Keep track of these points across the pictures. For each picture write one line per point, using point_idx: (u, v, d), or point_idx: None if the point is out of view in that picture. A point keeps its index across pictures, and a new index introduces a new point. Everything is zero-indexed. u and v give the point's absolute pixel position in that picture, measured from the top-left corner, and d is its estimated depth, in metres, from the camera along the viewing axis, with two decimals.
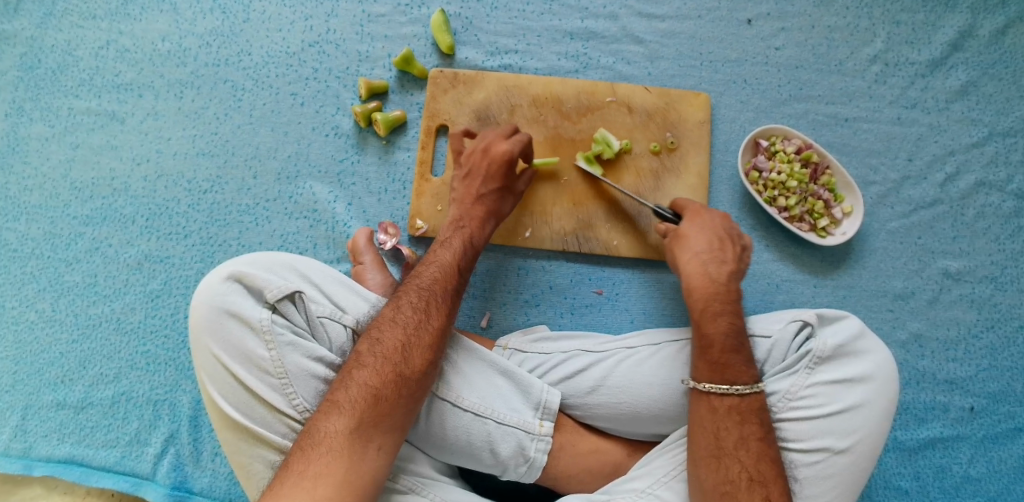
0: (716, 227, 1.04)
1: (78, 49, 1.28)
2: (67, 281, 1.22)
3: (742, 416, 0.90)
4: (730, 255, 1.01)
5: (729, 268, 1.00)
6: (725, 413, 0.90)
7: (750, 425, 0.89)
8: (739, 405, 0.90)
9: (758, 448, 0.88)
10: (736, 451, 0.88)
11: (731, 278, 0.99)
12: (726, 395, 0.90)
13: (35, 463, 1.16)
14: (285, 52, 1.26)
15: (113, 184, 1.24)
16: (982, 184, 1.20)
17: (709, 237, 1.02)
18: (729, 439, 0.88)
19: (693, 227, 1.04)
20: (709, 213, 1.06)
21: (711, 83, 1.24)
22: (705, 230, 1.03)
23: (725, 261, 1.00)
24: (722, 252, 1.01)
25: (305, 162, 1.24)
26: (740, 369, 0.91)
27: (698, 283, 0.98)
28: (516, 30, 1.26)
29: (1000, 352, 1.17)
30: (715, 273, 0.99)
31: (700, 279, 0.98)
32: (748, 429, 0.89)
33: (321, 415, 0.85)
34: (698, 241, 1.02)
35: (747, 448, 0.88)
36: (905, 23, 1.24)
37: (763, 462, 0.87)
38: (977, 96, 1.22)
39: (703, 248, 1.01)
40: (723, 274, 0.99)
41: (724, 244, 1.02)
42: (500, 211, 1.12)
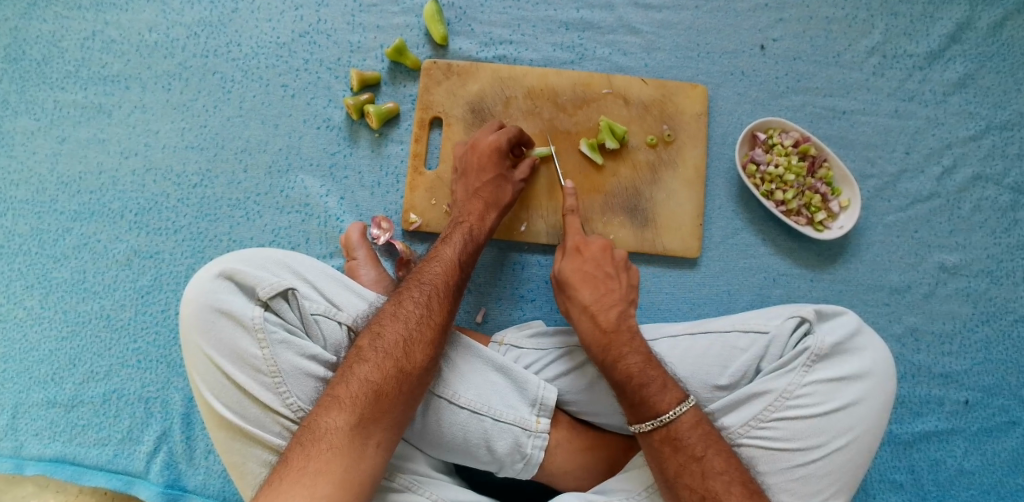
0: (605, 263, 1.07)
1: (63, 40, 1.25)
2: (55, 277, 1.20)
3: (674, 444, 0.90)
4: (615, 295, 1.04)
5: (616, 311, 1.01)
6: (659, 446, 0.90)
7: (685, 449, 0.89)
8: (671, 434, 0.90)
9: (700, 468, 0.87)
10: (681, 477, 0.88)
11: (619, 319, 1.01)
12: (653, 428, 0.91)
13: (26, 462, 1.15)
14: (276, 42, 1.24)
15: (100, 179, 1.22)
16: (979, 177, 1.20)
17: (594, 283, 1.05)
18: (671, 466, 0.89)
19: (580, 271, 1.06)
20: (594, 245, 1.08)
21: (709, 74, 1.23)
22: (596, 272, 1.06)
23: (611, 304, 1.02)
24: (609, 294, 1.04)
25: (297, 155, 1.21)
26: (656, 397, 0.92)
27: (591, 336, 1.00)
28: (510, 21, 1.24)
29: (994, 346, 1.17)
30: (603, 322, 1.00)
31: (591, 331, 1.00)
32: (685, 452, 0.89)
33: (322, 411, 0.84)
34: (587, 290, 1.04)
35: (690, 470, 0.87)
36: (904, 15, 1.23)
37: (711, 477, 0.86)
38: (975, 88, 1.22)
39: (591, 297, 1.03)
40: (611, 319, 1.00)
41: (609, 282, 1.05)
42: (498, 201, 1.11)
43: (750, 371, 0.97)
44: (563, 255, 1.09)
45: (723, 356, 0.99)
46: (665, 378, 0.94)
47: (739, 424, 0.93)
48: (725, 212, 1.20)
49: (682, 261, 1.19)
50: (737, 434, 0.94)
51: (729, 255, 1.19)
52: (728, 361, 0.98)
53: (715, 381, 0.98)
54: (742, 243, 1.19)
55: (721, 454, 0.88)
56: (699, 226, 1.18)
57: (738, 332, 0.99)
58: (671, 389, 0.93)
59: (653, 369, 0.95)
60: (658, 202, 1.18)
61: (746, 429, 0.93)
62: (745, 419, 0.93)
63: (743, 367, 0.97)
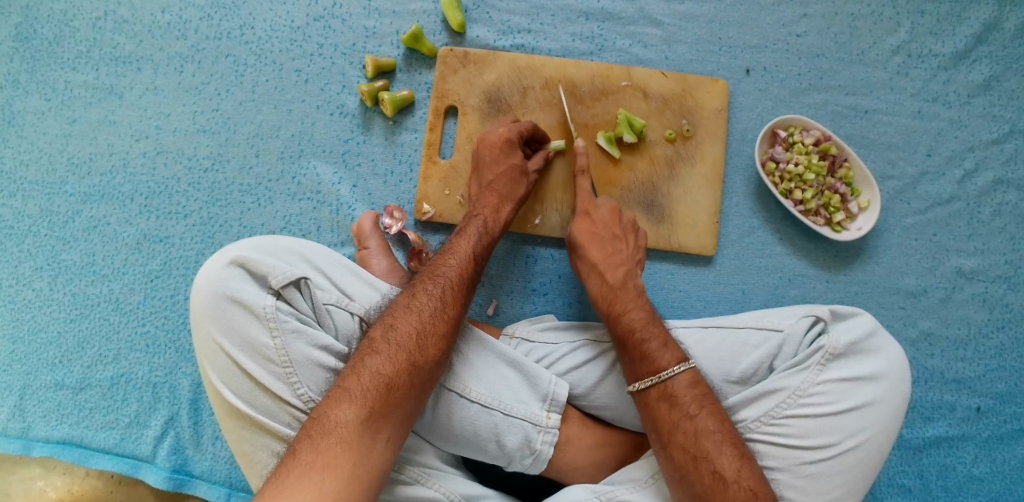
0: (612, 225, 1.08)
1: (75, 20, 1.22)
2: (64, 260, 1.19)
3: (670, 401, 0.90)
4: (623, 255, 1.06)
5: (623, 270, 1.04)
6: (654, 403, 0.91)
7: (679, 406, 0.89)
8: (666, 391, 0.90)
9: (693, 426, 0.87)
10: (673, 435, 0.87)
11: (627, 277, 1.04)
12: (651, 385, 0.91)
13: (33, 443, 1.15)
14: (290, 26, 1.21)
15: (111, 160, 1.20)
16: (1000, 181, 1.18)
17: (602, 242, 1.06)
18: (664, 423, 0.89)
19: (589, 231, 1.07)
20: (603, 208, 1.09)
21: (730, 69, 1.20)
22: (604, 232, 1.07)
23: (619, 263, 1.05)
24: (617, 253, 1.06)
25: (310, 141, 1.20)
26: (656, 353, 0.93)
27: (598, 292, 1.03)
28: (529, 9, 1.22)
29: (1009, 352, 1.16)
30: (611, 278, 1.03)
31: (599, 287, 1.04)
32: (679, 410, 0.89)
33: (332, 404, 0.83)
34: (595, 248, 1.06)
35: (683, 428, 0.87)
36: (930, 13, 1.20)
37: (703, 437, 0.86)
38: (999, 91, 1.20)
39: (599, 255, 1.05)
40: (618, 277, 1.03)
41: (616, 242, 1.07)
42: (513, 195, 1.09)
43: (762, 368, 0.97)
44: (573, 217, 1.11)
45: (734, 351, 0.98)
46: (666, 337, 0.96)
47: (751, 419, 0.93)
48: (742, 210, 1.18)
49: (698, 258, 1.18)
50: (748, 428, 0.93)
51: (745, 254, 1.18)
52: (740, 357, 0.97)
53: (726, 376, 0.97)
54: (759, 241, 1.18)
55: (714, 414, 0.88)
56: (715, 224, 1.16)
57: (750, 329, 0.99)
58: (671, 348, 0.94)
59: (655, 325, 0.97)
60: (675, 198, 1.16)
61: (757, 425, 0.93)
62: (757, 413, 0.93)
63: (756, 363, 0.96)
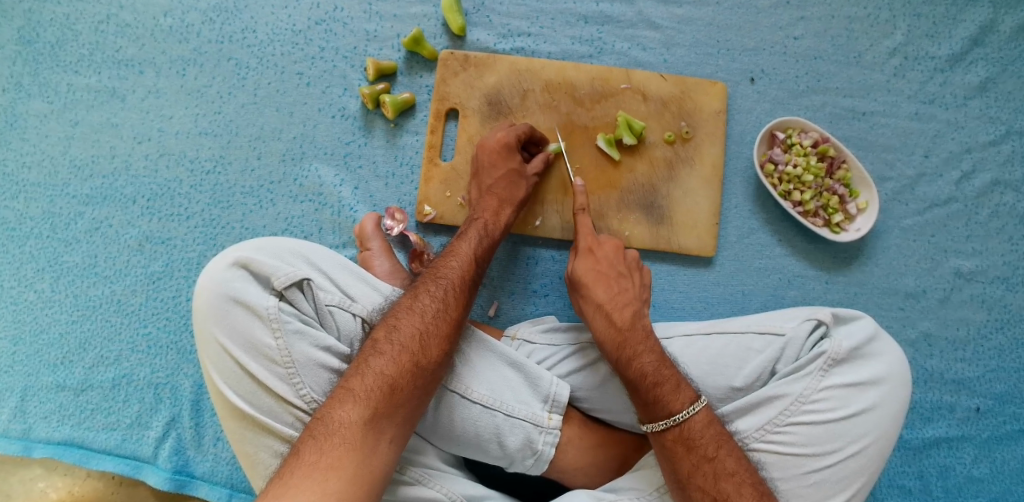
0: (617, 263, 1.06)
1: (78, 23, 1.23)
2: (66, 261, 1.20)
3: (687, 444, 0.90)
4: (630, 295, 1.03)
5: (630, 310, 1.01)
6: (671, 446, 0.91)
7: (697, 450, 0.89)
8: (683, 434, 0.90)
9: (712, 469, 0.87)
10: (694, 478, 0.88)
11: (635, 317, 1.01)
12: (667, 428, 0.91)
13: (34, 444, 1.15)
14: (292, 29, 1.22)
15: (113, 163, 1.21)
16: (998, 182, 1.19)
17: (608, 282, 1.04)
18: (683, 465, 0.89)
19: (594, 270, 1.06)
20: (607, 245, 1.08)
21: (729, 71, 1.21)
22: (609, 272, 1.05)
23: (626, 303, 1.02)
24: (623, 293, 1.03)
25: (311, 144, 1.20)
26: (669, 397, 0.92)
27: (606, 334, 0.99)
28: (529, 13, 1.22)
29: (1007, 353, 1.17)
30: (618, 320, 1.00)
31: (605, 328, 1.00)
32: (698, 453, 0.89)
33: (335, 404, 0.83)
34: (601, 289, 1.04)
35: (702, 471, 0.88)
36: (926, 16, 1.21)
37: (723, 478, 0.87)
38: (996, 93, 1.21)
39: (605, 295, 1.03)
40: (626, 318, 1.00)
41: (621, 281, 1.04)
42: (514, 198, 1.10)
43: (765, 373, 0.97)
44: (576, 255, 1.08)
45: (737, 357, 0.98)
46: (677, 378, 0.95)
47: (754, 429, 0.93)
48: (741, 212, 1.19)
49: (698, 260, 1.18)
50: (752, 438, 0.93)
51: (745, 255, 1.18)
52: (743, 363, 0.98)
53: (731, 382, 0.97)
54: (758, 243, 1.18)
55: (732, 455, 0.89)
56: (715, 225, 1.17)
57: (752, 333, 0.99)
58: (684, 389, 0.93)
59: (668, 368, 0.95)
60: (675, 199, 1.17)
61: (761, 434, 0.93)
62: (761, 423, 0.93)
63: (758, 368, 0.97)
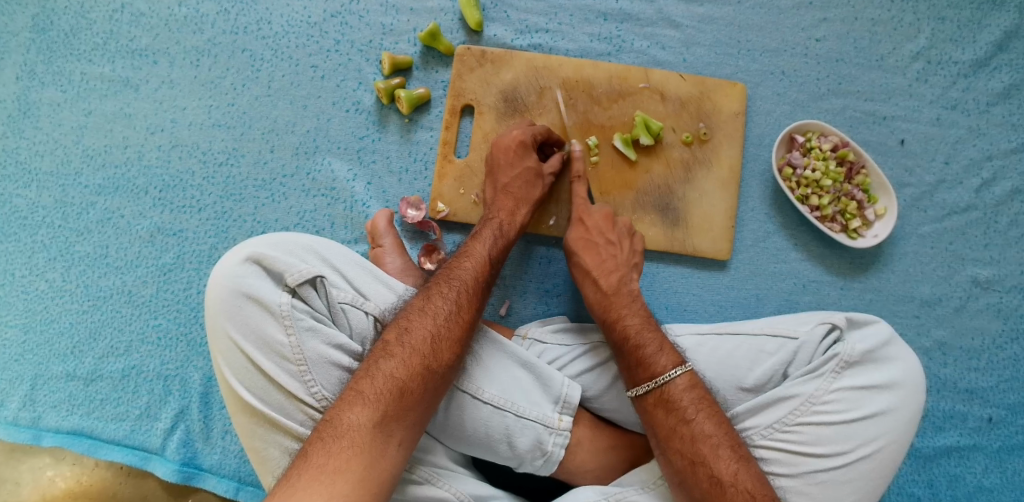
0: (606, 230, 1.07)
1: (92, 12, 1.22)
2: (77, 251, 1.19)
3: (667, 406, 0.90)
4: (618, 262, 1.06)
5: (617, 276, 1.04)
6: (653, 410, 0.91)
7: (676, 412, 0.90)
8: (662, 397, 0.91)
9: (690, 430, 0.88)
10: (672, 441, 0.88)
11: (621, 283, 1.04)
12: (649, 391, 0.92)
13: (44, 433, 1.15)
14: (307, 22, 1.21)
15: (126, 153, 1.20)
16: (1018, 191, 1.17)
17: (597, 249, 1.06)
18: (662, 428, 0.90)
19: (583, 239, 1.08)
20: (598, 214, 1.09)
21: (748, 72, 1.20)
22: (598, 239, 1.07)
23: (613, 269, 1.05)
24: (611, 259, 1.06)
25: (325, 137, 1.19)
26: (651, 359, 0.94)
27: (593, 299, 1.04)
28: (547, 9, 1.21)
29: (1022, 364, 1.16)
30: (605, 285, 1.04)
31: (593, 293, 1.04)
32: (676, 414, 0.89)
33: (345, 406, 0.83)
34: (590, 256, 1.06)
35: (680, 433, 0.88)
36: (951, 20, 1.20)
37: (701, 440, 0.87)
38: (1019, 99, 1.19)
39: (594, 262, 1.06)
40: (612, 283, 1.04)
41: (610, 248, 1.07)
42: (529, 197, 1.09)
43: (777, 375, 0.96)
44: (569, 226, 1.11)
45: (749, 358, 0.98)
46: (661, 341, 0.96)
47: (764, 426, 0.93)
48: (757, 215, 1.18)
49: (712, 262, 1.17)
50: (760, 435, 0.93)
51: (760, 259, 1.17)
52: (755, 364, 0.97)
53: (743, 387, 0.97)
54: (774, 247, 1.17)
55: (712, 418, 0.89)
56: (730, 228, 1.16)
57: (766, 337, 0.98)
58: (668, 351, 0.94)
59: (649, 330, 0.98)
60: (690, 201, 1.16)
61: (769, 432, 0.93)
62: (769, 421, 0.93)
63: (771, 370, 0.96)
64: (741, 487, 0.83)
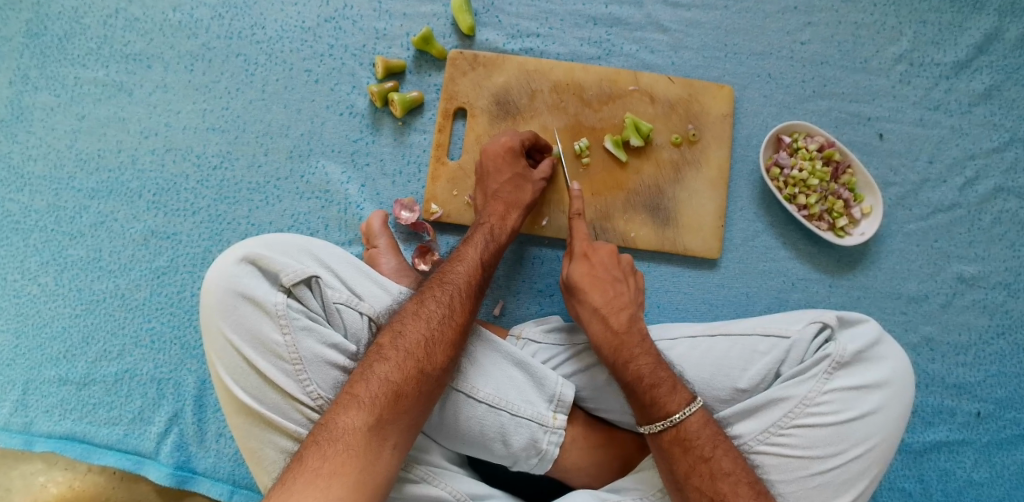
0: (612, 268, 1.06)
1: (86, 17, 1.23)
2: (71, 255, 1.19)
3: (684, 445, 0.90)
4: (626, 297, 1.03)
5: (626, 314, 1.01)
6: (669, 447, 0.91)
7: (694, 450, 0.89)
8: (678, 435, 0.91)
9: (710, 470, 0.88)
10: (690, 478, 0.88)
11: (630, 321, 1.01)
12: (663, 429, 0.92)
13: (36, 438, 1.15)
14: (301, 27, 1.22)
15: (120, 157, 1.21)
16: (1001, 189, 1.20)
17: (603, 286, 1.04)
18: (680, 467, 0.89)
19: (589, 276, 1.05)
20: (603, 251, 1.07)
21: (736, 75, 1.22)
22: (604, 276, 1.05)
23: (621, 307, 1.02)
24: (618, 297, 1.03)
25: (319, 140, 1.21)
26: (665, 398, 0.93)
27: (601, 338, 1.00)
28: (538, 13, 1.23)
29: (1008, 359, 1.18)
30: (615, 323, 1.00)
31: (601, 333, 1.00)
32: (694, 452, 0.89)
33: (339, 410, 0.83)
34: (598, 293, 1.03)
35: (699, 471, 0.88)
36: (932, 23, 1.22)
37: (720, 478, 0.87)
38: (1000, 100, 1.22)
39: (601, 299, 1.03)
40: (622, 322, 1.00)
41: (617, 285, 1.05)
42: (518, 201, 1.10)
43: (770, 374, 0.98)
44: (570, 260, 1.08)
45: (743, 358, 0.99)
46: (674, 380, 0.95)
47: (759, 431, 0.94)
48: (746, 215, 1.20)
49: (703, 262, 1.19)
50: (755, 441, 0.94)
51: (749, 258, 1.19)
52: (748, 364, 0.98)
53: (735, 384, 0.98)
54: (764, 246, 1.19)
55: (728, 454, 0.89)
56: (720, 227, 1.18)
57: (758, 336, 1.00)
58: (680, 390, 0.94)
59: (663, 370, 0.96)
60: (681, 202, 1.17)
61: (765, 437, 0.94)
62: (764, 426, 0.94)
63: (764, 370, 0.97)
64: None
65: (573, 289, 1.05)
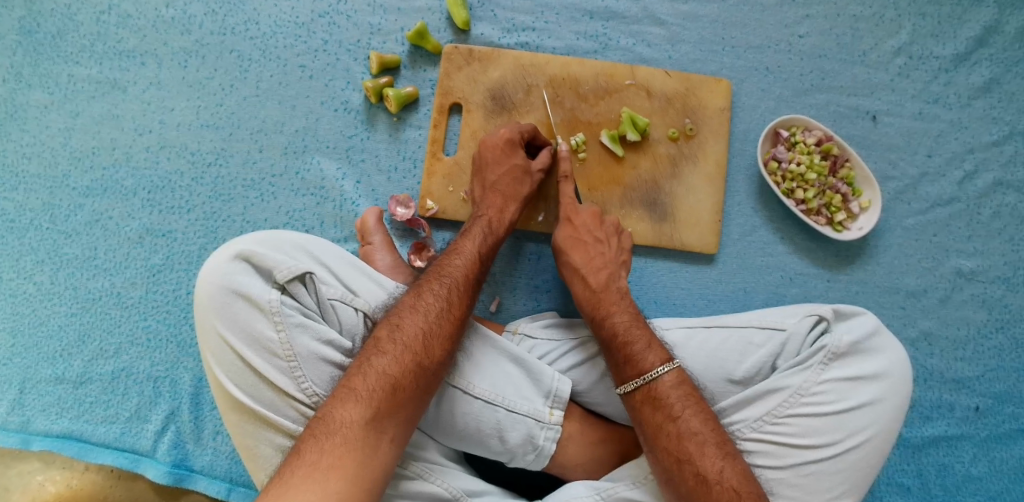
0: (594, 228, 1.08)
1: (79, 14, 1.22)
2: (66, 253, 1.19)
3: (654, 403, 0.90)
4: (607, 257, 1.06)
5: (605, 273, 1.04)
6: (640, 407, 0.91)
7: (664, 409, 0.90)
8: (650, 394, 0.91)
9: (677, 429, 0.88)
10: (659, 438, 0.88)
11: (609, 280, 1.04)
12: (636, 388, 0.92)
13: (32, 437, 1.15)
14: (295, 22, 1.21)
15: (114, 154, 1.20)
16: (1000, 183, 1.19)
17: (585, 247, 1.06)
18: (650, 426, 0.90)
19: (571, 237, 1.07)
20: (585, 212, 1.09)
21: (733, 69, 1.21)
22: (586, 238, 1.07)
23: (600, 267, 1.05)
24: (598, 257, 1.06)
25: (313, 137, 1.20)
26: (638, 355, 0.94)
27: (581, 296, 1.04)
28: (534, 8, 1.22)
29: (1007, 353, 1.17)
30: (594, 282, 1.04)
31: (582, 291, 1.04)
32: (664, 412, 0.89)
33: (337, 403, 0.83)
34: (578, 253, 1.06)
35: (667, 431, 0.88)
36: (931, 15, 1.21)
37: (687, 439, 0.87)
38: (1000, 93, 1.21)
39: (581, 259, 1.06)
40: (600, 280, 1.04)
41: (598, 245, 1.07)
42: (517, 194, 1.09)
43: (766, 367, 0.97)
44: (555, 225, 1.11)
45: (737, 350, 0.98)
46: (649, 337, 0.96)
47: (752, 419, 0.93)
48: (744, 209, 1.19)
49: (700, 257, 1.18)
50: (748, 428, 0.94)
51: (747, 253, 1.18)
52: (744, 356, 0.98)
53: (730, 376, 0.98)
54: (761, 240, 1.18)
55: (698, 415, 0.89)
56: (717, 222, 1.17)
57: (754, 328, 0.99)
58: (655, 348, 0.95)
59: (638, 327, 0.97)
60: (677, 196, 1.17)
61: (759, 425, 0.93)
62: (758, 414, 0.93)
63: (759, 363, 0.97)
64: (726, 485, 0.83)
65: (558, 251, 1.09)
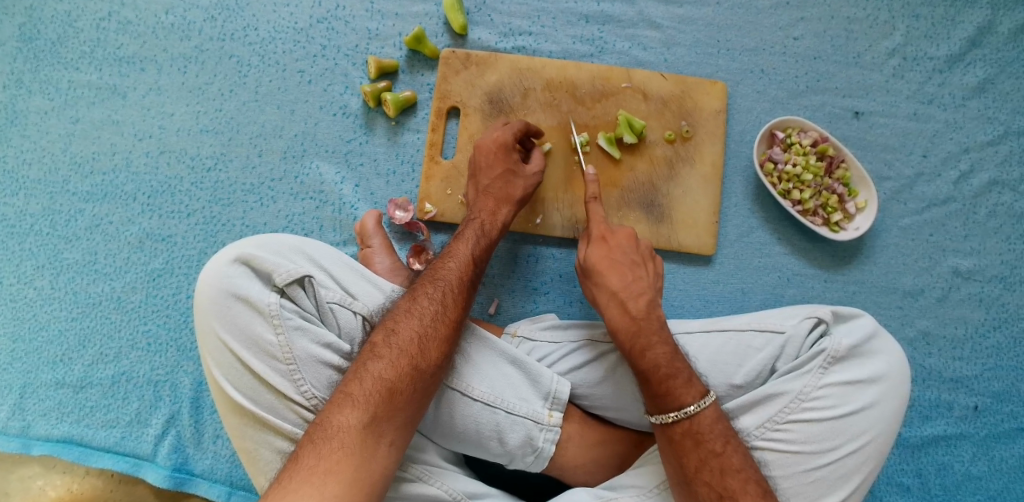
0: (630, 251, 1.05)
1: (78, 21, 1.23)
2: (66, 258, 1.19)
3: (695, 438, 0.89)
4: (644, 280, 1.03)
5: (645, 299, 1.00)
6: (679, 439, 0.90)
7: (706, 444, 0.88)
8: (691, 429, 0.90)
9: (721, 465, 0.87)
10: (700, 473, 0.87)
11: (649, 307, 1.00)
12: (677, 420, 0.90)
13: (33, 442, 1.15)
14: (293, 27, 1.22)
15: (114, 159, 1.21)
16: (995, 182, 1.20)
17: (621, 270, 1.03)
18: (690, 460, 0.88)
19: (607, 259, 1.04)
20: (620, 234, 1.06)
21: (729, 71, 1.22)
22: (622, 260, 1.04)
23: (639, 293, 1.01)
24: (637, 281, 1.02)
25: (312, 141, 1.21)
26: (681, 390, 0.91)
27: (619, 324, 0.99)
28: (531, 12, 1.23)
29: (1005, 352, 1.17)
30: (633, 309, 1.00)
31: (619, 318, 0.99)
32: (706, 447, 0.88)
33: (334, 408, 0.83)
34: (615, 276, 1.03)
35: (709, 466, 0.87)
36: (925, 17, 1.22)
37: (729, 475, 0.86)
38: (994, 93, 1.21)
39: (619, 282, 1.02)
40: (641, 307, 1.00)
41: (636, 269, 1.04)
42: (510, 196, 1.10)
43: (765, 370, 0.98)
44: (587, 243, 1.07)
45: (736, 354, 0.99)
46: (689, 373, 0.94)
47: (755, 426, 0.93)
48: (740, 210, 1.20)
49: (698, 258, 1.19)
50: (753, 436, 0.93)
51: (745, 254, 1.19)
52: (743, 360, 0.98)
53: (730, 379, 0.98)
54: (758, 242, 1.19)
55: (739, 452, 0.89)
56: (714, 224, 1.17)
57: (753, 331, 0.99)
58: (695, 383, 0.92)
59: (680, 361, 0.95)
60: (674, 198, 1.17)
61: (762, 432, 0.93)
62: (762, 420, 0.93)
63: (758, 367, 0.97)
64: None
65: (590, 272, 1.05)
